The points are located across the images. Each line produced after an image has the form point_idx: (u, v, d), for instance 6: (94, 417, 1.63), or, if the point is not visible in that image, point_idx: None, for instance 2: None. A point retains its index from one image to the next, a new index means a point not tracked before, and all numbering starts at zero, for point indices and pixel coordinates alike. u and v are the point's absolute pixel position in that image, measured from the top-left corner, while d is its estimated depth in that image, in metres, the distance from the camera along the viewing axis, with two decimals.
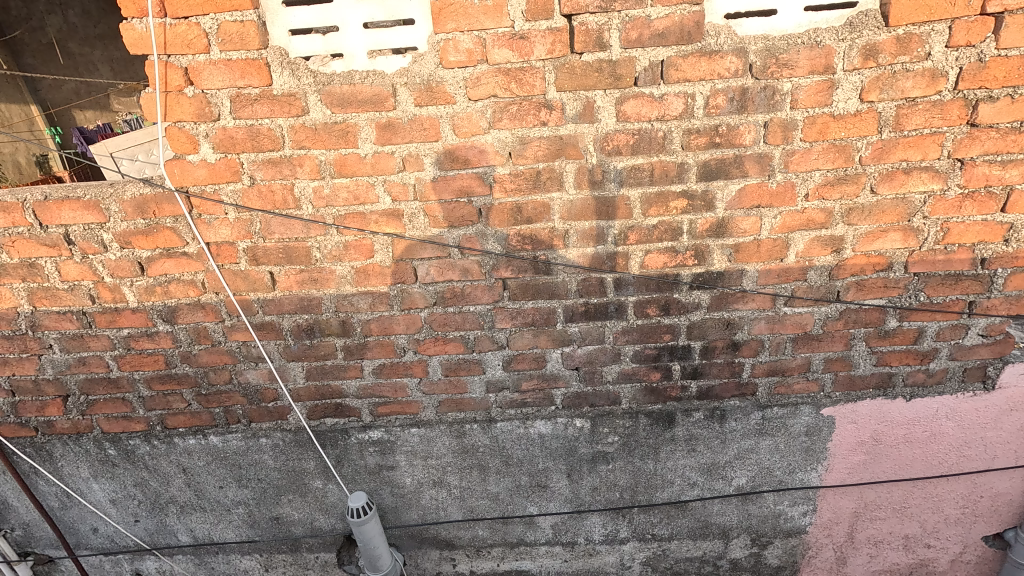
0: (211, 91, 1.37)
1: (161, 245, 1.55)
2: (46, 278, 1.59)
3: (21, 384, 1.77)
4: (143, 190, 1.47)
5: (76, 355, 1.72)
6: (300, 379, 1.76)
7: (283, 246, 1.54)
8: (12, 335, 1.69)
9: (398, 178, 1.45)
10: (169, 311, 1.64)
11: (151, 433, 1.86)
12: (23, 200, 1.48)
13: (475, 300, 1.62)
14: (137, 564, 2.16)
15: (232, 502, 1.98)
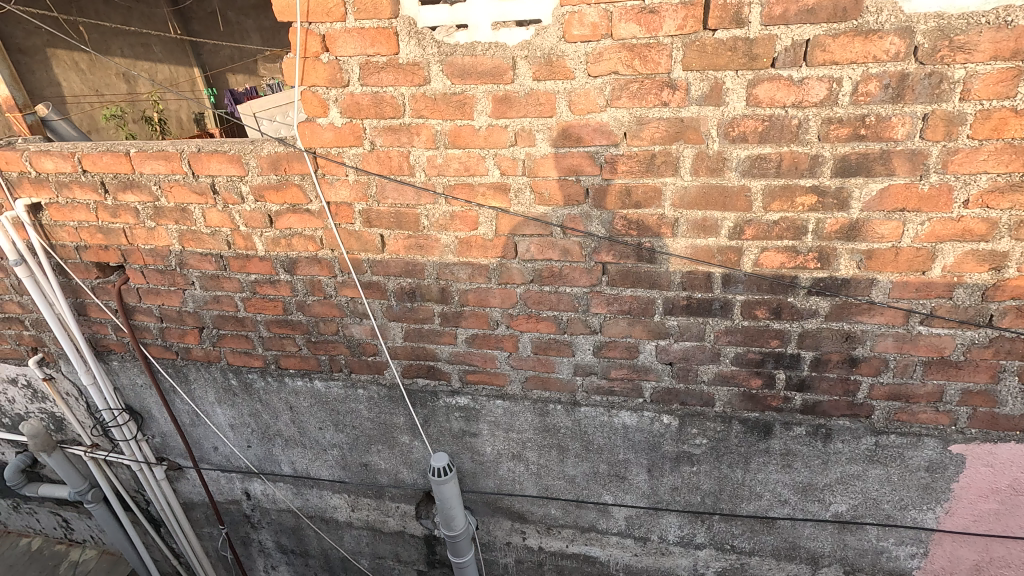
0: (343, 58, 1.44)
1: (289, 200, 1.68)
2: (194, 222, 1.79)
3: (168, 313, 2.03)
4: (278, 148, 1.60)
5: (213, 294, 1.93)
6: (398, 339, 1.85)
7: (394, 211, 1.61)
8: (165, 270, 1.93)
9: (509, 152, 1.46)
10: (290, 263, 1.79)
11: (266, 370, 2.05)
12: (181, 151, 1.67)
13: (572, 282, 1.60)
14: (245, 485, 2.43)
15: (328, 443, 2.16)
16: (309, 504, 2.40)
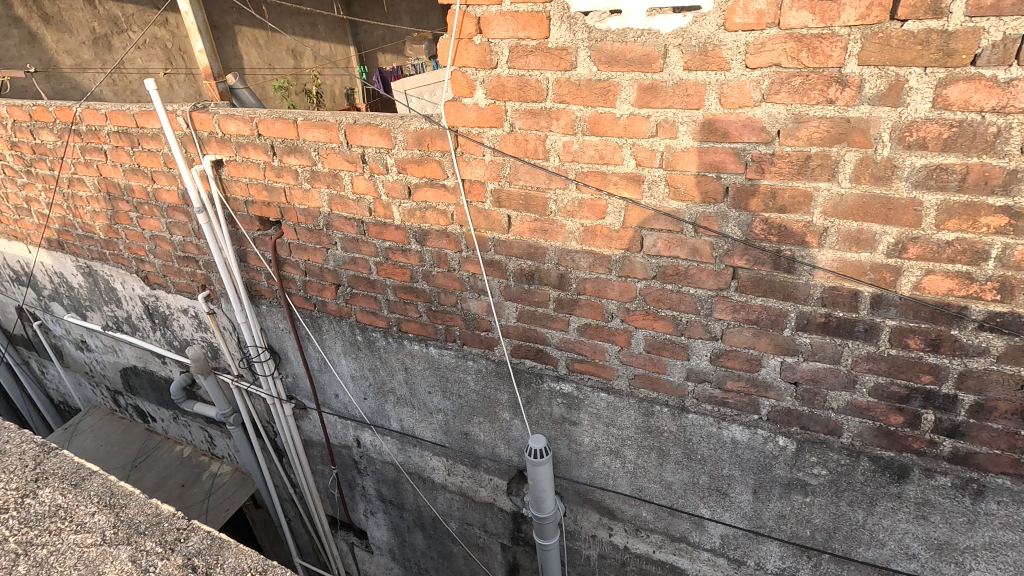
0: (495, 40, 1.48)
1: (428, 175, 1.77)
2: (343, 188, 1.95)
3: (312, 268, 2.24)
4: (424, 125, 1.69)
5: (351, 255, 2.11)
6: (512, 318, 1.90)
7: (525, 194, 1.64)
8: (313, 229, 2.13)
9: (648, 143, 1.42)
10: (422, 234, 1.90)
11: (388, 331, 2.21)
12: (339, 122, 1.82)
13: (697, 283, 1.53)
14: (357, 433, 2.65)
15: (435, 408, 2.28)
16: (410, 461, 2.57)
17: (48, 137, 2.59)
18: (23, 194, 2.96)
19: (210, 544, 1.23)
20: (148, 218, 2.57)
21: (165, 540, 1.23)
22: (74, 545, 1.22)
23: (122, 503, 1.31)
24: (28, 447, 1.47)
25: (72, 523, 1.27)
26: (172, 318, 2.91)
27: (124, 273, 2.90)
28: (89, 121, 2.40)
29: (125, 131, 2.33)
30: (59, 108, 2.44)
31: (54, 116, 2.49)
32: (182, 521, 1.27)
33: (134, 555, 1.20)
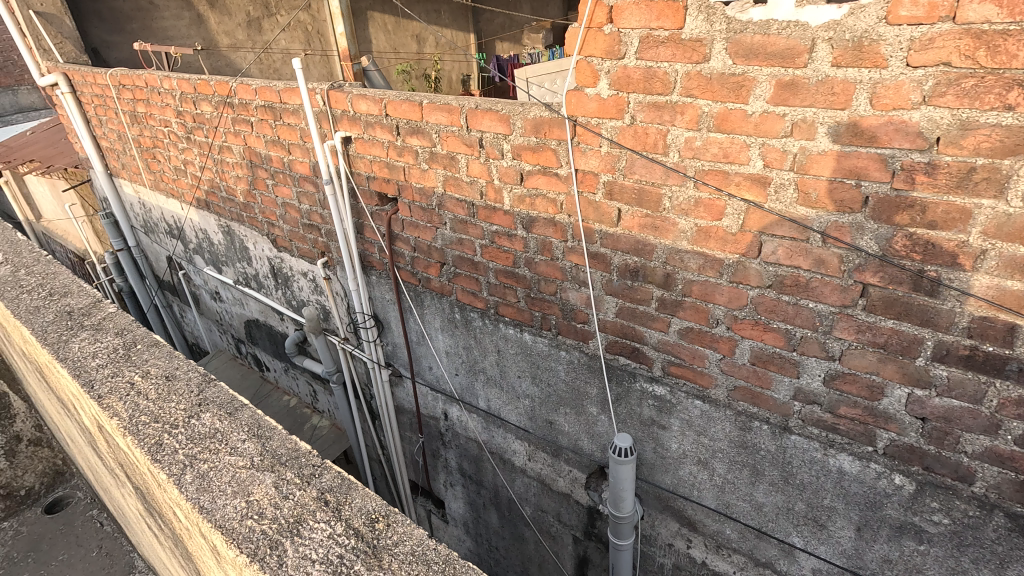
0: (625, 30, 1.45)
1: (541, 163, 1.79)
2: (458, 170, 2.02)
3: (420, 245, 2.35)
4: (543, 113, 1.70)
5: (458, 236, 2.18)
6: (610, 313, 1.88)
7: (638, 188, 1.61)
8: (426, 208, 2.23)
9: (780, 143, 1.33)
10: (529, 221, 1.92)
11: (486, 312, 2.27)
12: (462, 106, 1.88)
13: (818, 298, 1.43)
14: (446, 407, 2.76)
15: (522, 393, 2.32)
16: (493, 441, 2.63)
17: (207, 108, 2.91)
18: (182, 157, 3.35)
19: (344, 484, 1.04)
20: (282, 186, 2.81)
21: (302, 474, 1.05)
22: (224, 466, 1.07)
23: (268, 432, 1.15)
24: (186, 365, 1.35)
25: (222, 445, 1.11)
26: (293, 279, 3.19)
27: (257, 234, 3.21)
28: (242, 95, 2.66)
29: (270, 106, 2.57)
30: (219, 83, 2.72)
31: (214, 89, 2.78)
32: (321, 457, 1.09)
33: (275, 483, 1.03)
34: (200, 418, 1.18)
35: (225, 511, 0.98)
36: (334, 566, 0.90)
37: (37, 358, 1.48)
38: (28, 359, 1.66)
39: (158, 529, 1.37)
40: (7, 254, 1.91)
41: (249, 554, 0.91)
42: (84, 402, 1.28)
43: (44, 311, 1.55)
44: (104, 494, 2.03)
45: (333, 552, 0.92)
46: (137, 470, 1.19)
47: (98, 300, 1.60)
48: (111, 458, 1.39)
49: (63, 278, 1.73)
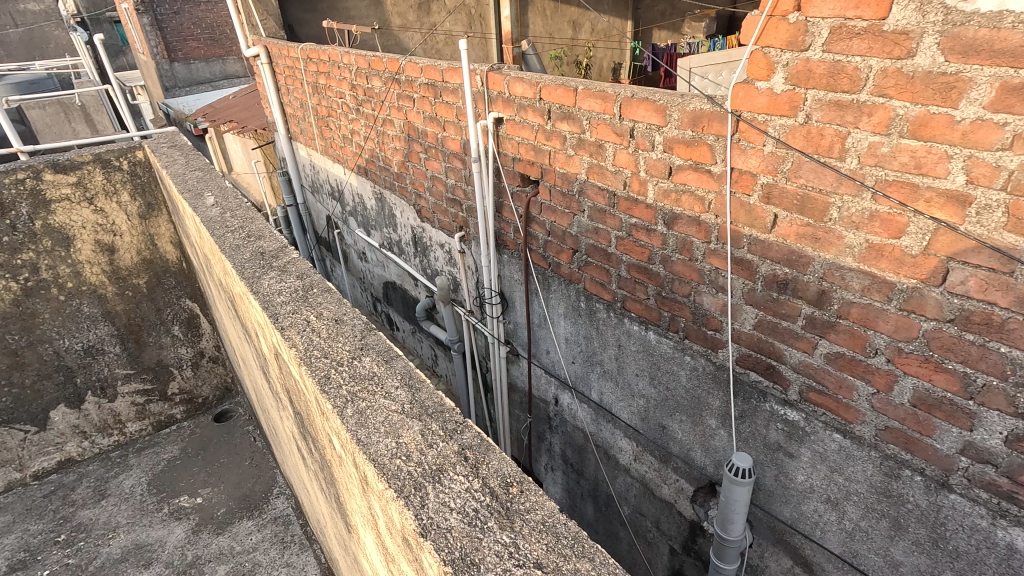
0: (813, 20, 1.32)
1: (694, 158, 1.70)
2: (604, 159, 2.00)
3: (555, 230, 2.37)
4: (704, 106, 1.62)
5: (595, 225, 2.17)
6: (748, 325, 1.76)
7: (802, 194, 1.47)
8: (566, 194, 2.24)
9: (992, 157, 1.14)
10: (671, 217, 1.85)
11: (612, 305, 2.23)
12: (617, 94, 1.85)
13: (1014, 343, 1.22)
14: (558, 392, 2.79)
15: (637, 392, 2.27)
16: (600, 435, 2.61)
17: (377, 83, 3.16)
18: (350, 127, 3.69)
19: (482, 444, 1.07)
20: (433, 161, 2.99)
21: (446, 427, 1.11)
22: (379, 407, 1.14)
23: (418, 383, 1.23)
24: (352, 312, 1.48)
25: (379, 389, 1.20)
26: (431, 249, 3.39)
27: (405, 203, 3.45)
28: (409, 73, 2.85)
29: (433, 84, 2.72)
30: (390, 60, 2.94)
31: (385, 66, 3.01)
32: (463, 415, 1.14)
33: (422, 431, 1.09)
34: (361, 361, 1.28)
35: (378, 447, 1.04)
36: (470, 518, 0.92)
37: (236, 289, 1.72)
38: (225, 289, 1.94)
39: (307, 450, 1.57)
40: (217, 196, 2.23)
41: (396, 489, 0.95)
42: (269, 331, 1.45)
43: (242, 250, 1.78)
44: (264, 413, 2.33)
45: (470, 505, 0.94)
46: (304, 397, 1.33)
47: (285, 245, 1.82)
48: (279, 383, 1.60)
49: (259, 223, 1.96)
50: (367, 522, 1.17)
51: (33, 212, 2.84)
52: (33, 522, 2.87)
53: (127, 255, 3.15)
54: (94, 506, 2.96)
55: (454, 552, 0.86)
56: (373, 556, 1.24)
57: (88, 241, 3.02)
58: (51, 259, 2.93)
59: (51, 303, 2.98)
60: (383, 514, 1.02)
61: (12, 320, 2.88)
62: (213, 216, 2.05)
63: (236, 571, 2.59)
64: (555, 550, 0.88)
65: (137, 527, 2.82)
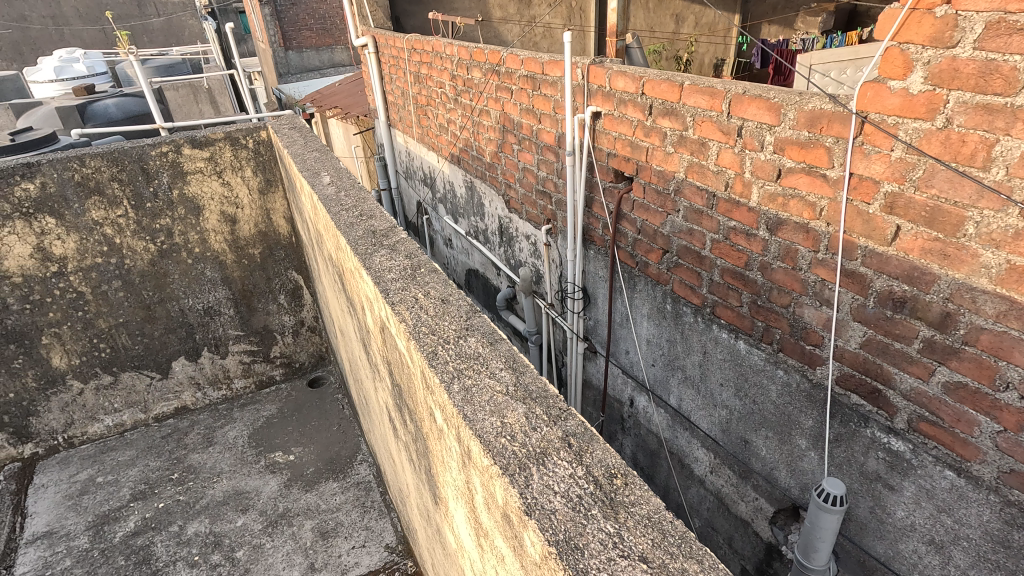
0: (965, 13, 1.20)
1: (808, 161, 1.60)
2: (706, 158, 1.92)
3: (646, 229, 2.31)
4: (825, 105, 1.51)
5: (689, 226, 2.09)
6: (854, 343, 1.64)
7: (932, 205, 1.35)
8: (661, 193, 2.17)
9: None
10: (776, 223, 1.76)
11: (700, 310, 2.15)
12: (727, 90, 1.77)
13: None
14: (634, 394, 2.73)
15: (720, 402, 2.17)
16: (675, 442, 2.54)
17: (477, 73, 3.22)
18: (447, 116, 3.79)
19: (586, 433, 1.09)
20: (526, 152, 3.01)
21: (550, 413, 1.13)
22: (485, 386, 1.17)
23: (522, 367, 1.26)
24: (457, 294, 1.53)
25: (484, 368, 1.23)
26: (516, 240, 3.43)
27: (495, 193, 3.50)
28: (510, 65, 2.88)
29: (532, 76, 2.74)
30: (492, 52, 2.98)
31: (486, 57, 3.06)
32: (566, 403, 1.16)
33: (526, 414, 1.12)
34: (466, 340, 1.32)
35: (484, 424, 1.06)
36: (575, 503, 0.94)
37: (348, 263, 1.82)
38: (335, 263, 2.06)
39: (401, 422, 1.65)
40: (332, 176, 2.38)
41: (501, 467, 0.97)
42: (379, 304, 1.52)
43: (355, 228, 1.88)
44: (356, 383, 2.47)
45: (574, 491, 0.96)
46: (408, 370, 1.39)
47: (394, 226, 1.90)
48: (380, 356, 1.69)
49: (371, 203, 2.06)
50: (461, 495, 1.22)
51: (172, 181, 3.13)
52: (153, 459, 3.24)
53: (246, 227, 3.41)
54: (202, 451, 3.28)
55: (558, 533, 0.87)
56: (462, 529, 1.29)
57: (215, 213, 3.29)
58: (184, 225, 3.23)
59: (181, 265, 3.30)
60: (483, 489, 1.05)
61: (149, 279, 3.24)
62: (329, 195, 2.18)
63: (321, 527, 2.79)
64: (660, 546, 0.88)
65: (237, 475, 3.10)
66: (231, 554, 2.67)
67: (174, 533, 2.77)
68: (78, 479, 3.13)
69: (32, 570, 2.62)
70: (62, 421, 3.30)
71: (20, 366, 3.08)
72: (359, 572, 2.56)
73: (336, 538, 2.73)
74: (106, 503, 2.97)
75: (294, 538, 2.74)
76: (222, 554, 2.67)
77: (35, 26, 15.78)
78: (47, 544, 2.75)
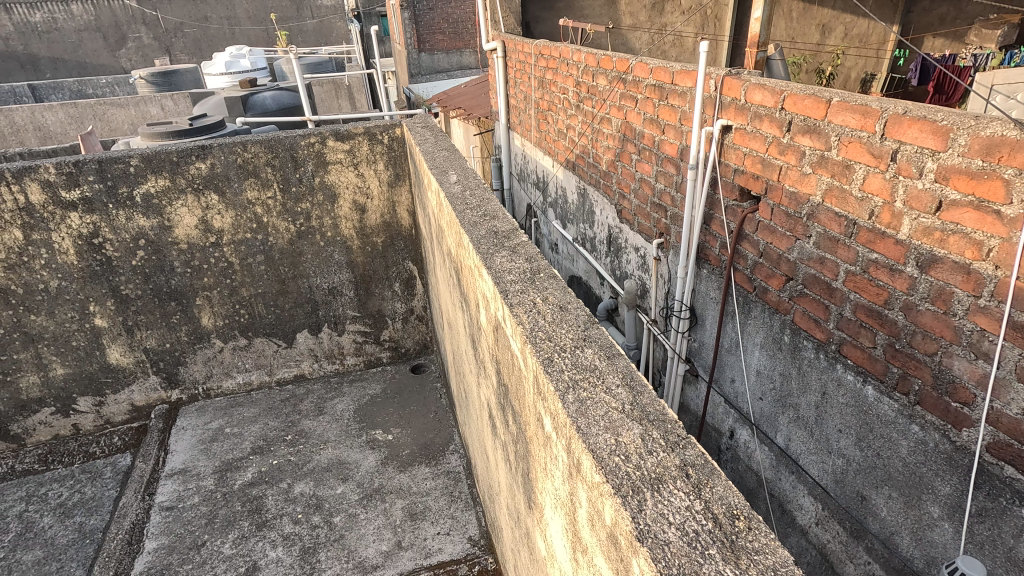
0: None
1: (978, 194, 1.42)
2: (850, 182, 1.76)
3: (769, 252, 2.16)
4: (1007, 131, 1.33)
5: (821, 255, 1.93)
6: (1015, 408, 1.43)
7: None
8: (791, 215, 2.02)
9: None
10: (929, 260, 1.57)
11: (823, 346, 1.97)
12: (884, 109, 1.61)
13: None
14: (734, 426, 2.56)
15: (836, 450, 1.98)
16: (777, 484, 2.35)
17: (602, 81, 3.20)
18: (567, 122, 3.80)
19: (706, 465, 1.05)
20: (644, 163, 2.94)
21: (668, 439, 1.10)
22: (601, 400, 1.16)
23: (639, 386, 1.24)
24: (575, 303, 1.52)
25: (601, 383, 1.22)
26: (624, 251, 3.36)
27: (607, 203, 3.45)
28: (637, 73, 2.83)
29: (660, 85, 2.67)
30: (620, 60, 2.95)
31: (614, 65, 3.03)
32: (686, 430, 1.12)
33: (642, 435, 1.10)
34: (584, 351, 1.32)
35: (598, 439, 1.05)
36: (691, 538, 0.90)
37: (468, 260, 1.88)
38: (453, 258, 2.15)
39: (503, 420, 1.69)
40: (459, 175, 2.49)
41: (614, 486, 0.96)
42: (497, 304, 1.55)
43: (478, 227, 1.94)
44: (457, 375, 2.55)
45: (690, 525, 0.93)
46: (518, 371, 1.41)
47: (516, 229, 1.94)
48: (489, 353, 1.74)
49: (495, 204, 2.12)
50: (560, 506, 1.22)
51: (316, 169, 3.43)
52: (272, 419, 3.58)
53: (373, 216, 3.65)
54: (314, 418, 3.57)
55: (672, 567, 0.85)
56: (557, 539, 1.29)
57: (348, 200, 3.56)
58: (321, 210, 3.53)
59: (314, 246, 3.61)
60: (589, 504, 1.04)
61: (286, 256, 3.58)
62: (455, 193, 2.28)
63: (410, 508, 2.93)
64: None
65: (341, 445, 3.34)
66: (329, 518, 2.88)
67: (283, 490, 3.05)
68: (211, 427, 3.53)
69: (168, 501, 3.01)
70: (203, 373, 3.74)
71: (177, 321, 3.53)
72: (441, 558, 2.65)
73: (423, 522, 2.84)
74: (231, 452, 3.32)
75: (386, 514, 2.90)
76: (322, 516, 2.89)
77: (213, 25, 18.06)
78: (182, 480, 3.13)
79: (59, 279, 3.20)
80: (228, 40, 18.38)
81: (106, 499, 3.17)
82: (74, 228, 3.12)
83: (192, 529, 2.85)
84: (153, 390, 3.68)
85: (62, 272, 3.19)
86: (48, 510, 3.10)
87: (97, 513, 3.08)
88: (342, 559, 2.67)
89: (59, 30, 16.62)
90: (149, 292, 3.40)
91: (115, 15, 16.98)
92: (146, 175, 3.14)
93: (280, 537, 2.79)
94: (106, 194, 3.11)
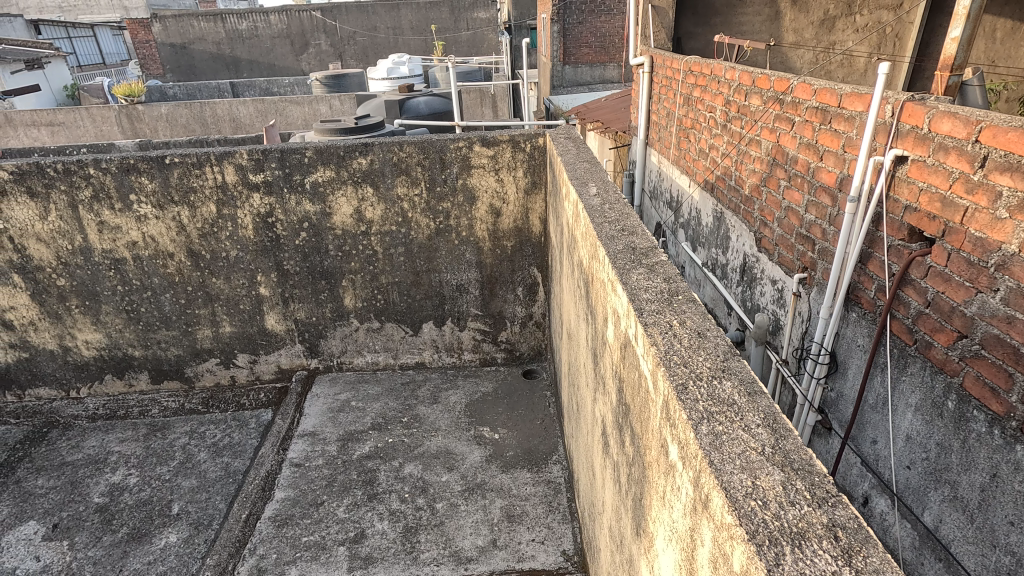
0: None
1: None
2: None
3: (940, 303, 1.88)
4: None
5: (1009, 313, 1.64)
6: None
7: None
8: (975, 264, 1.75)
9: None
10: None
11: (999, 420, 1.68)
12: None
13: None
14: (870, 492, 2.27)
15: (1004, 545, 1.68)
16: (918, 569, 2.04)
17: (756, 101, 3.02)
18: (710, 141, 3.64)
19: (859, 531, 0.94)
20: (794, 191, 2.73)
21: (814, 493, 1.01)
22: (737, 438, 1.09)
23: (782, 430, 1.15)
24: (714, 331, 1.46)
25: (738, 419, 1.15)
26: (759, 282, 3.13)
27: (746, 229, 3.25)
28: (798, 94, 2.63)
29: (823, 109, 2.46)
30: (779, 79, 2.76)
31: (771, 85, 2.84)
32: (837, 487, 1.01)
33: (783, 483, 1.02)
34: (722, 384, 1.25)
35: (732, 478, 0.99)
36: None
37: (602, 273, 1.87)
38: (585, 269, 2.15)
39: (618, 440, 1.65)
40: (598, 188, 2.48)
41: (747, 531, 0.90)
42: (629, 321, 1.52)
43: (616, 242, 1.92)
44: (571, 385, 2.55)
45: None
46: (645, 393, 1.38)
47: (655, 247, 1.89)
48: (611, 370, 1.71)
49: (634, 219, 2.09)
50: (676, 539, 1.17)
51: (460, 172, 3.62)
52: (391, 400, 3.84)
53: (507, 221, 3.78)
54: (428, 405, 3.77)
55: None
56: (665, 572, 1.25)
57: (485, 204, 3.72)
58: (459, 211, 3.73)
59: (448, 244, 3.82)
60: (713, 545, 0.99)
61: (423, 251, 3.83)
62: (594, 205, 2.28)
63: (508, 509, 2.97)
64: None
65: (450, 436, 3.48)
66: (432, 503, 3.02)
67: (394, 468, 3.25)
68: (339, 398, 3.87)
69: (298, 458, 3.34)
70: (339, 348, 4.10)
71: (325, 298, 3.92)
72: (534, 565, 2.66)
73: (520, 525, 2.87)
74: (353, 423, 3.61)
75: (484, 510, 2.97)
76: (426, 500, 3.03)
77: (381, 35, 19.80)
78: (310, 441, 3.46)
79: (237, 250, 3.70)
80: (391, 48, 20.08)
81: (248, 446, 3.60)
82: (255, 207, 3.59)
83: (314, 488, 3.13)
84: (297, 356, 4.10)
85: (240, 244, 3.69)
86: (205, 446, 3.60)
87: (241, 457, 3.51)
88: (440, 545, 2.78)
89: (258, 36, 19.39)
90: (306, 270, 3.81)
91: (302, 25, 19.34)
92: (316, 166, 3.53)
93: (387, 511, 2.97)
94: (283, 180, 3.54)
